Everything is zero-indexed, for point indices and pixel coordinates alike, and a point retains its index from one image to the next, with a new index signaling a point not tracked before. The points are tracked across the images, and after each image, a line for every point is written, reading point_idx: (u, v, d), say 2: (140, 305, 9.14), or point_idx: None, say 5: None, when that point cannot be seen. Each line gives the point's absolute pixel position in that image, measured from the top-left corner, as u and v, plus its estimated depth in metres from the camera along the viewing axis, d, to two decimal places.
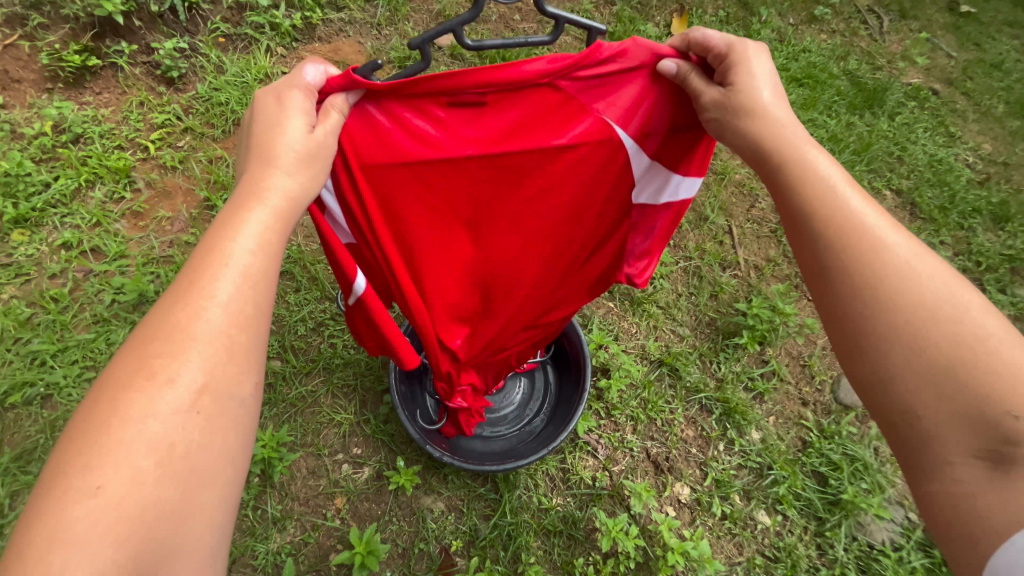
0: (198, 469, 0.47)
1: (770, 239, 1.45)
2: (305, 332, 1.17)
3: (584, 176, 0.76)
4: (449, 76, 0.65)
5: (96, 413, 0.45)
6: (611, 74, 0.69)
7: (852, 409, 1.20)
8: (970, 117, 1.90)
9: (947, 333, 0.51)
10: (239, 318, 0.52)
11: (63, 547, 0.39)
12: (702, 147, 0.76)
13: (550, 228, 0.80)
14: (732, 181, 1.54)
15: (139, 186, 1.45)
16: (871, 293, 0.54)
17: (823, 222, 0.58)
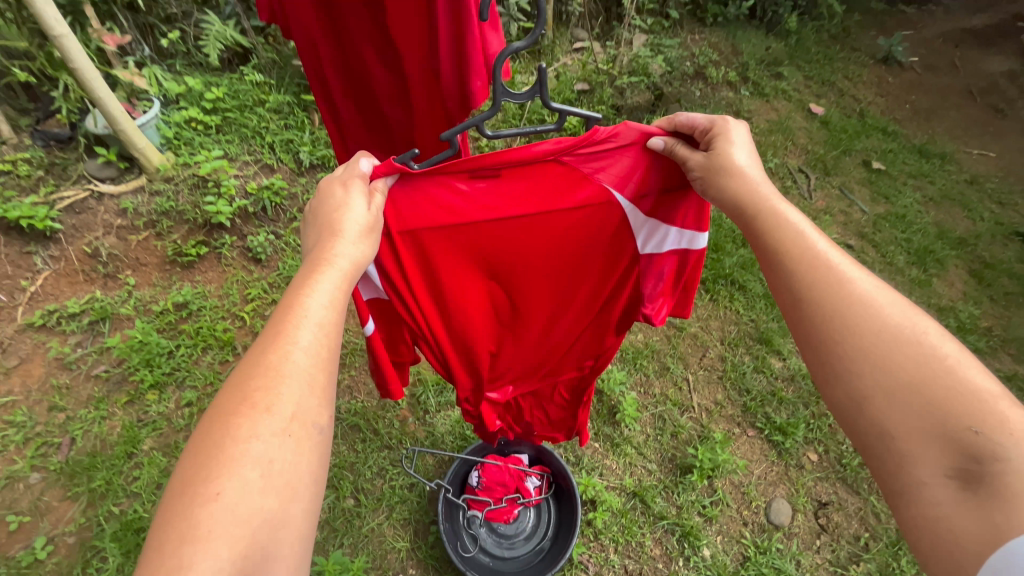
0: (291, 482, 0.62)
1: (718, 384, 1.90)
2: (372, 476, 1.60)
3: (590, 224, 1.00)
4: (478, 159, 0.88)
5: (217, 434, 0.61)
6: (609, 150, 0.93)
7: (780, 528, 1.61)
8: (876, 269, 2.44)
9: (909, 351, 0.66)
10: (317, 359, 0.69)
11: (195, 545, 0.54)
12: (692, 206, 1.00)
13: (560, 268, 1.06)
14: (688, 336, 2.02)
15: (239, 351, 1.92)
16: (837, 322, 0.70)
17: (802, 266, 0.75)
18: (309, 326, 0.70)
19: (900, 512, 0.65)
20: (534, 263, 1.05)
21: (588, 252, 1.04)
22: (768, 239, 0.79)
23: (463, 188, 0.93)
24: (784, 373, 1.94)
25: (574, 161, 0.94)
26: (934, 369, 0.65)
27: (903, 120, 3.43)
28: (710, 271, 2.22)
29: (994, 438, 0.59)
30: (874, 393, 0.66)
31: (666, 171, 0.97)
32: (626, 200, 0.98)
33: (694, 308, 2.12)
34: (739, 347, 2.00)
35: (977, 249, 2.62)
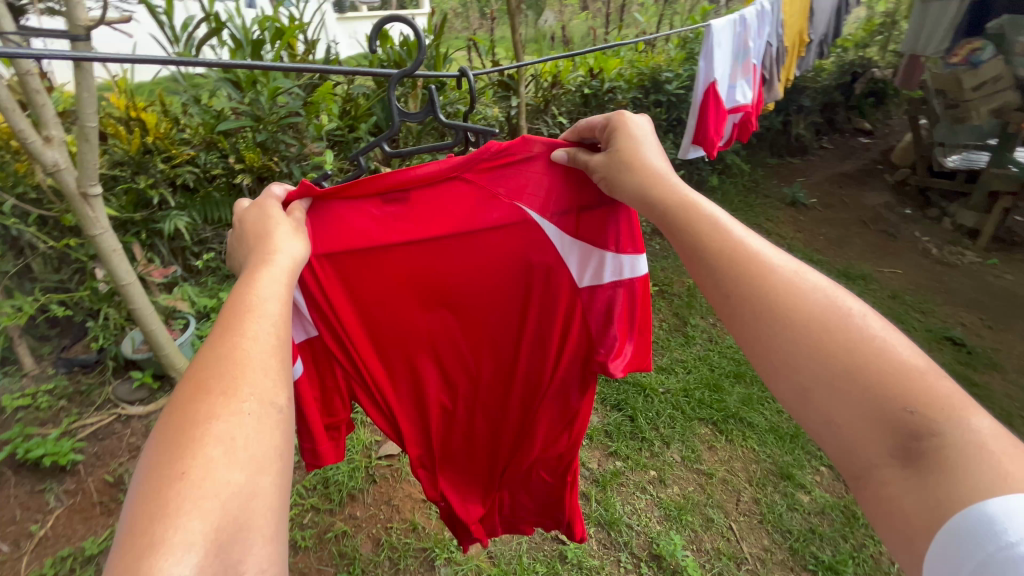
0: (259, 457, 0.55)
1: (761, 528, 2.00)
2: None
3: (504, 239, 1.13)
4: (380, 180, 1.03)
5: (180, 422, 0.54)
6: (511, 167, 1.09)
7: None
8: None
9: (838, 332, 0.60)
10: (275, 338, 0.65)
11: (168, 524, 0.46)
12: (608, 221, 1.14)
13: (475, 287, 1.15)
14: (719, 480, 2.16)
15: None
16: (756, 300, 0.65)
17: (714, 252, 0.71)
18: (269, 313, 0.67)
19: (863, 503, 0.56)
20: (467, 294, 1.16)
21: (518, 277, 1.16)
22: (687, 227, 0.75)
23: (394, 218, 1.08)
24: (814, 507, 2.08)
25: (490, 184, 1.10)
26: (851, 339, 0.59)
27: (823, 250, 4.11)
28: (718, 412, 2.45)
29: (928, 413, 0.53)
30: (809, 379, 0.59)
31: (570, 184, 1.11)
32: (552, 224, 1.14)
33: (715, 451, 2.29)
34: (767, 486, 2.14)
35: None
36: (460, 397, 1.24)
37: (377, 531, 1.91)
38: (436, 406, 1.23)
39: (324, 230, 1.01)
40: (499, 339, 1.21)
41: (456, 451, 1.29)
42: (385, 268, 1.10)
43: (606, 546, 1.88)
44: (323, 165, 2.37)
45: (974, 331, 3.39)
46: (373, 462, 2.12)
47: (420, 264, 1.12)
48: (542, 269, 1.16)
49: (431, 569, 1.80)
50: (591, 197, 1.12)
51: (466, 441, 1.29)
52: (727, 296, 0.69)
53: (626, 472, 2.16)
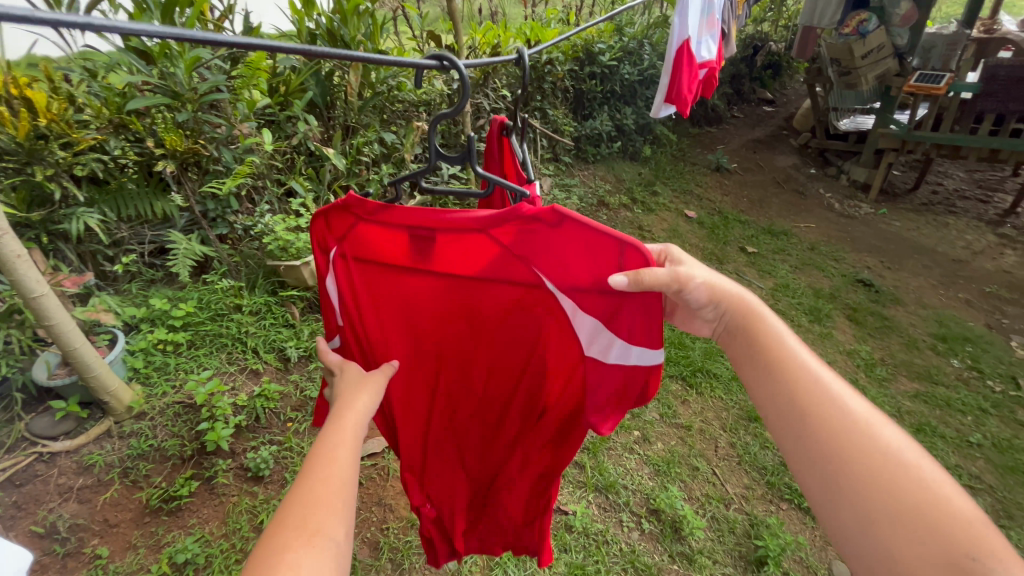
0: (324, 570, 0.56)
1: (740, 468, 2.14)
2: None
3: (523, 299, 0.88)
4: (402, 210, 0.85)
5: (260, 555, 0.56)
6: (536, 228, 0.78)
7: None
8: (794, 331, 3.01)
9: (907, 479, 0.61)
10: (351, 461, 0.67)
11: None
12: (640, 314, 0.77)
13: (492, 338, 0.94)
14: (696, 430, 2.28)
15: None
16: (830, 431, 0.66)
17: (790, 381, 0.70)
18: (349, 463, 0.66)
19: None
20: (485, 344, 0.95)
21: (533, 341, 0.91)
22: (756, 344, 0.75)
23: (415, 248, 0.89)
24: None
25: (514, 243, 0.82)
26: (916, 486, 0.60)
27: (747, 211, 4.44)
28: (686, 367, 2.56)
29: (990, 565, 0.54)
30: (878, 513, 0.60)
31: (612, 266, 0.75)
32: (568, 298, 0.82)
33: (689, 405, 2.40)
34: (739, 430, 2.30)
35: (844, 299, 3.42)
36: (469, 448, 1.06)
37: (372, 534, 1.79)
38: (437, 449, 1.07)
39: (354, 236, 0.91)
40: (511, 406, 0.98)
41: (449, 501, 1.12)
42: (402, 294, 0.95)
43: (607, 508, 1.92)
44: (260, 148, 2.19)
45: (878, 272, 3.84)
46: None
47: (437, 301, 0.94)
48: (557, 344, 0.88)
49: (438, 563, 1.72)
50: (628, 281, 0.75)
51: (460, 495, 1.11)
52: (796, 420, 0.68)
53: (613, 435, 2.20)
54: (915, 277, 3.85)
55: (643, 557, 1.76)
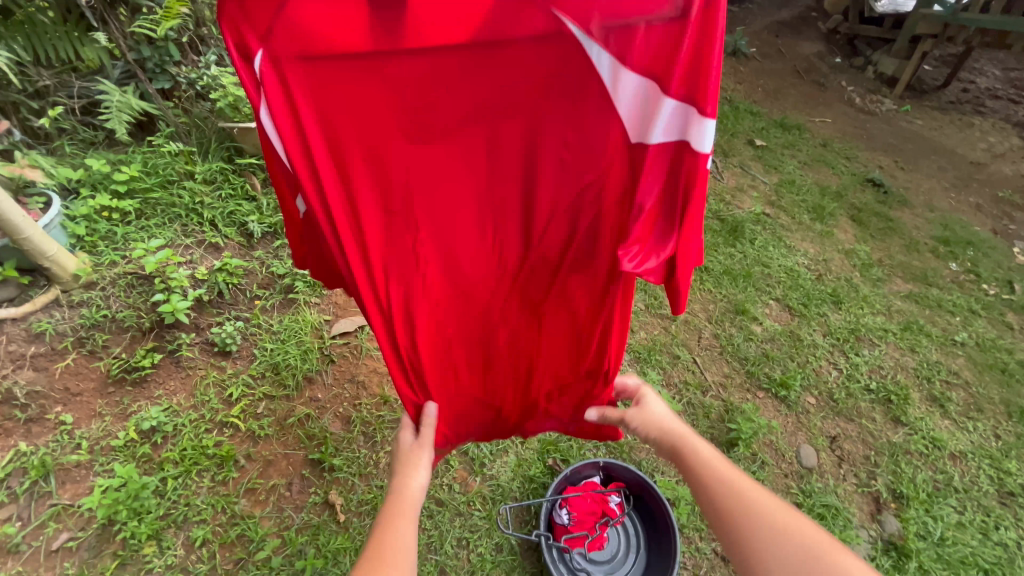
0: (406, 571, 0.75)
1: (720, 358, 2.11)
2: (455, 551, 1.49)
3: (529, 65, 0.77)
4: None
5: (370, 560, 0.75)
6: None
7: (812, 469, 1.83)
8: (793, 229, 2.85)
9: (785, 528, 0.72)
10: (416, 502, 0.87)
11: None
12: (681, 53, 0.73)
13: (493, 132, 0.83)
14: (681, 322, 2.22)
15: (243, 462, 1.63)
16: (728, 494, 0.78)
17: (698, 461, 0.85)
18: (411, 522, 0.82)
19: None
20: (493, 142, 0.84)
21: (545, 122, 0.82)
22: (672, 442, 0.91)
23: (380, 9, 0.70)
24: (765, 335, 2.22)
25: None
26: (791, 534, 0.72)
27: (761, 101, 4.05)
28: None
29: None
30: (765, 559, 0.71)
31: None
32: (601, 47, 0.75)
33: None
34: (724, 322, 2.24)
35: (850, 198, 3.23)
36: (474, 281, 0.97)
37: (344, 409, 1.78)
38: (426, 285, 0.95)
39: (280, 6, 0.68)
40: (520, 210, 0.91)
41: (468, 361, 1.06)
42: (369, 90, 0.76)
43: None
44: None
45: (890, 173, 3.61)
46: (327, 343, 1.91)
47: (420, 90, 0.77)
48: (577, 112, 0.81)
49: None
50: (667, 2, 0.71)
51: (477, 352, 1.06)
52: (698, 484, 0.82)
53: None
54: (927, 179, 3.63)
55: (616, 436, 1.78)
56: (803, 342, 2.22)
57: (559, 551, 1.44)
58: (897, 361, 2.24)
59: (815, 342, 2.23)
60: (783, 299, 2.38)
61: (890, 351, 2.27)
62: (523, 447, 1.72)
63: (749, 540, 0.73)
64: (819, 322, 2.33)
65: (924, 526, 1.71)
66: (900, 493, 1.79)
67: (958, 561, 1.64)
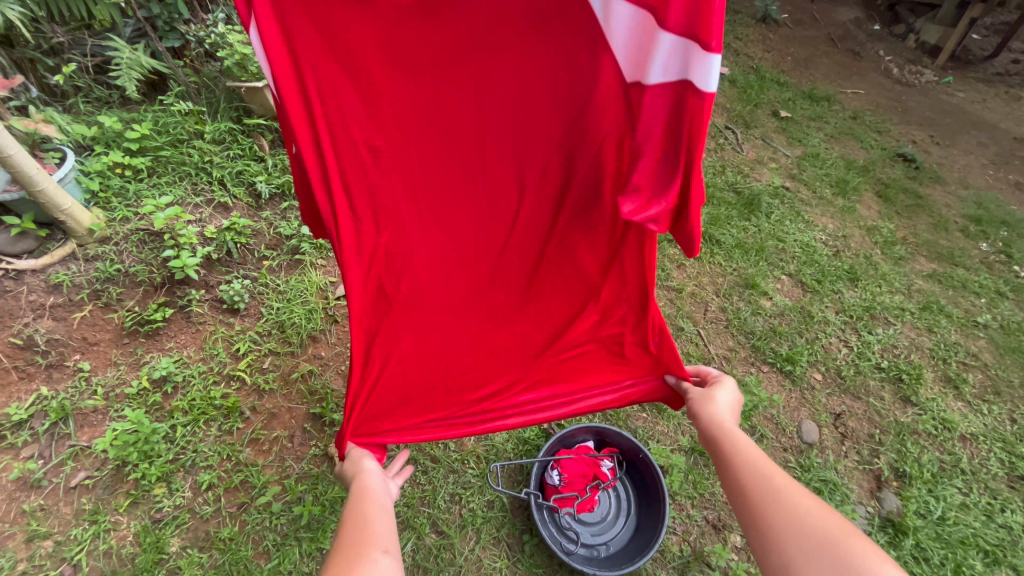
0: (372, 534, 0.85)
1: (726, 332, 2.08)
2: (447, 505, 1.53)
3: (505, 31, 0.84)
4: None
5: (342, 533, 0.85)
6: None
7: (813, 444, 1.80)
8: (813, 204, 2.74)
9: (809, 519, 0.75)
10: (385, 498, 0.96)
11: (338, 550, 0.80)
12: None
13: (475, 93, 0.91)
14: (687, 294, 2.18)
15: (248, 414, 1.69)
16: (759, 488, 0.84)
17: (741, 461, 0.91)
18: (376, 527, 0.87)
19: None
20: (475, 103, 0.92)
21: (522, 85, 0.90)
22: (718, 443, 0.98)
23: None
24: (775, 310, 2.17)
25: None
26: (815, 525, 0.74)
27: (789, 71, 3.86)
28: None
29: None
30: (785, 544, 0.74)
31: None
32: None
33: (684, 270, 2.27)
34: (732, 296, 2.20)
35: (877, 173, 3.08)
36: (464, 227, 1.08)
37: (346, 368, 1.82)
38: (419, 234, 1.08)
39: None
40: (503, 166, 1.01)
41: (464, 301, 1.18)
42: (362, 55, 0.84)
43: None
44: None
45: (924, 148, 3.42)
46: (332, 304, 1.95)
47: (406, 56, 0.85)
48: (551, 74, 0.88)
49: None
50: None
51: (473, 300, 1.18)
52: (733, 480, 0.89)
53: None
54: (964, 155, 3.44)
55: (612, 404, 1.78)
56: (814, 318, 2.16)
57: (548, 510, 1.47)
58: (912, 341, 2.17)
59: (827, 318, 2.17)
60: (796, 275, 2.31)
61: (905, 331, 2.20)
62: None
63: (771, 527, 0.78)
64: (832, 299, 2.26)
65: (925, 505, 1.68)
66: (903, 471, 1.76)
67: (957, 541, 1.61)
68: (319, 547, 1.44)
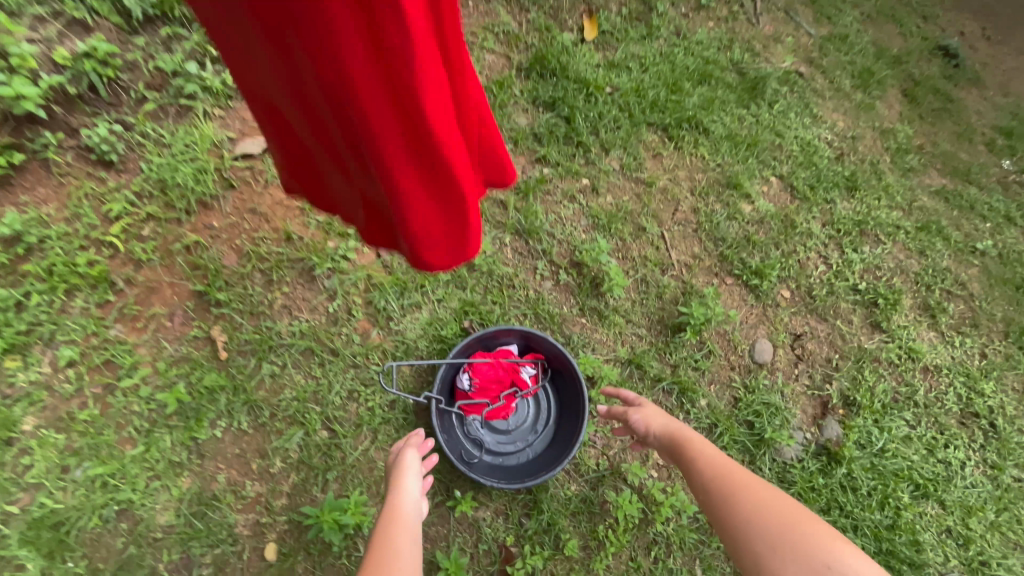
0: (392, 543, 0.90)
1: (693, 236, 1.81)
2: (343, 401, 1.36)
3: None
4: None
5: (378, 545, 0.91)
6: None
7: (763, 365, 1.64)
8: (827, 96, 2.31)
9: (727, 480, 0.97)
10: (412, 519, 0.98)
11: (390, 556, 0.87)
12: None
13: None
14: (657, 189, 1.87)
15: (121, 286, 1.45)
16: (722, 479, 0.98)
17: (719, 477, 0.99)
18: (411, 536, 0.94)
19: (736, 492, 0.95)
20: None
21: None
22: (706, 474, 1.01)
23: None
24: (754, 217, 1.88)
25: None
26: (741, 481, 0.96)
27: None
28: (672, 116, 2.01)
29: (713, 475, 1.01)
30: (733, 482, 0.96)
31: None
32: None
33: (660, 162, 1.94)
34: (709, 196, 1.89)
35: (910, 67, 2.60)
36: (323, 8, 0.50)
37: (241, 242, 1.53)
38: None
39: None
40: None
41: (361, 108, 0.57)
42: None
43: (523, 254, 1.65)
44: None
45: (971, 42, 2.89)
46: (227, 164, 1.60)
47: None
48: None
49: (311, 281, 1.50)
50: None
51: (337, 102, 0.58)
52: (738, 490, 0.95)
53: (554, 180, 1.81)
54: (1014, 55, 2.92)
55: (548, 306, 1.57)
56: (796, 228, 1.89)
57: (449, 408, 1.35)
58: (900, 263, 1.92)
59: (811, 229, 1.90)
60: (787, 176, 1.98)
61: (895, 252, 1.95)
62: (441, 306, 1.52)
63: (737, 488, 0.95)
64: (822, 209, 1.97)
65: (867, 436, 1.57)
66: (852, 400, 1.64)
67: (890, 474, 1.52)
68: (194, 438, 1.29)
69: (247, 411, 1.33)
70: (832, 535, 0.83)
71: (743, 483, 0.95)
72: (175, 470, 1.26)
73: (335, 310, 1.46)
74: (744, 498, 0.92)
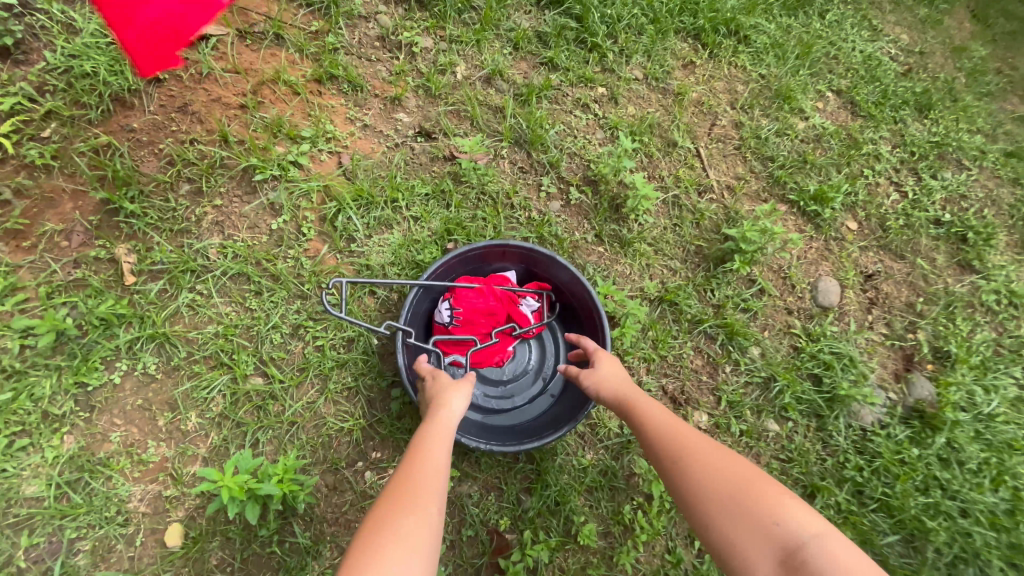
0: (406, 500, 0.65)
1: (736, 155, 1.46)
2: (284, 339, 1.05)
3: None
4: None
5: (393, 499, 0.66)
6: None
7: (830, 310, 1.29)
8: (887, 7, 1.93)
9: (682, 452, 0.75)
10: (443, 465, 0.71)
11: (397, 521, 0.62)
12: None
13: None
14: (691, 101, 1.50)
15: (6, 198, 1.06)
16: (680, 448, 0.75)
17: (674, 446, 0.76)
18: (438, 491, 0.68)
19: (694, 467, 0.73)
20: None
21: None
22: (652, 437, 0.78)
23: None
24: (809, 135, 1.53)
25: None
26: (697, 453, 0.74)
27: None
28: (705, 18, 1.57)
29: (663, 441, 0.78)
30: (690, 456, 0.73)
31: None
32: None
33: (692, 72, 1.56)
34: (754, 109, 1.53)
35: None
36: None
37: (165, 146, 1.16)
38: None
39: None
40: None
41: None
42: None
43: (524, 169, 1.31)
44: None
45: None
46: None
47: None
48: None
49: (251, 193, 1.16)
50: None
51: None
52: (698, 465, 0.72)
53: (562, 86, 1.44)
54: None
55: (555, 229, 1.25)
56: (863, 147, 1.53)
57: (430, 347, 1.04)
58: (989, 193, 1.57)
59: (880, 150, 1.54)
60: (848, 91, 1.62)
61: (981, 179, 1.59)
62: (418, 227, 1.19)
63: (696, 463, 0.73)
64: (892, 129, 1.60)
65: (970, 396, 1.21)
66: (944, 352, 1.29)
67: (1003, 444, 1.16)
68: (82, 383, 0.96)
69: (156, 351, 1.01)
70: (790, 503, 0.66)
71: (691, 449, 0.74)
72: (54, 425, 0.94)
73: (281, 228, 1.13)
74: (695, 473, 0.71)
